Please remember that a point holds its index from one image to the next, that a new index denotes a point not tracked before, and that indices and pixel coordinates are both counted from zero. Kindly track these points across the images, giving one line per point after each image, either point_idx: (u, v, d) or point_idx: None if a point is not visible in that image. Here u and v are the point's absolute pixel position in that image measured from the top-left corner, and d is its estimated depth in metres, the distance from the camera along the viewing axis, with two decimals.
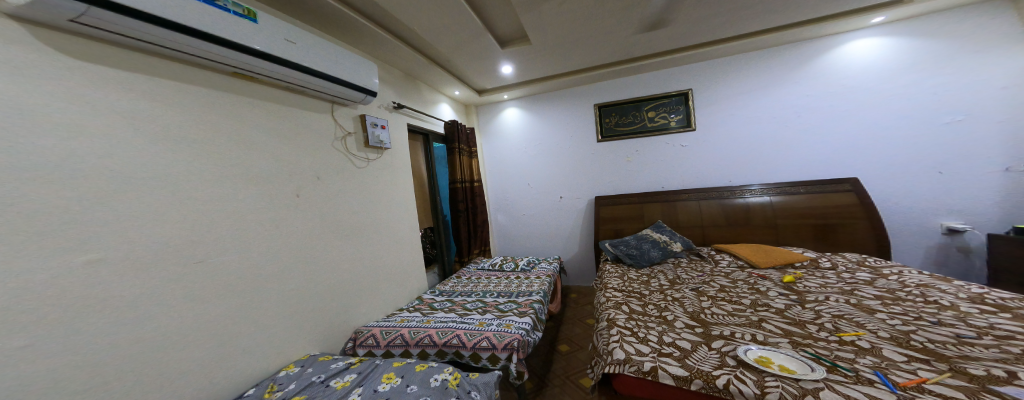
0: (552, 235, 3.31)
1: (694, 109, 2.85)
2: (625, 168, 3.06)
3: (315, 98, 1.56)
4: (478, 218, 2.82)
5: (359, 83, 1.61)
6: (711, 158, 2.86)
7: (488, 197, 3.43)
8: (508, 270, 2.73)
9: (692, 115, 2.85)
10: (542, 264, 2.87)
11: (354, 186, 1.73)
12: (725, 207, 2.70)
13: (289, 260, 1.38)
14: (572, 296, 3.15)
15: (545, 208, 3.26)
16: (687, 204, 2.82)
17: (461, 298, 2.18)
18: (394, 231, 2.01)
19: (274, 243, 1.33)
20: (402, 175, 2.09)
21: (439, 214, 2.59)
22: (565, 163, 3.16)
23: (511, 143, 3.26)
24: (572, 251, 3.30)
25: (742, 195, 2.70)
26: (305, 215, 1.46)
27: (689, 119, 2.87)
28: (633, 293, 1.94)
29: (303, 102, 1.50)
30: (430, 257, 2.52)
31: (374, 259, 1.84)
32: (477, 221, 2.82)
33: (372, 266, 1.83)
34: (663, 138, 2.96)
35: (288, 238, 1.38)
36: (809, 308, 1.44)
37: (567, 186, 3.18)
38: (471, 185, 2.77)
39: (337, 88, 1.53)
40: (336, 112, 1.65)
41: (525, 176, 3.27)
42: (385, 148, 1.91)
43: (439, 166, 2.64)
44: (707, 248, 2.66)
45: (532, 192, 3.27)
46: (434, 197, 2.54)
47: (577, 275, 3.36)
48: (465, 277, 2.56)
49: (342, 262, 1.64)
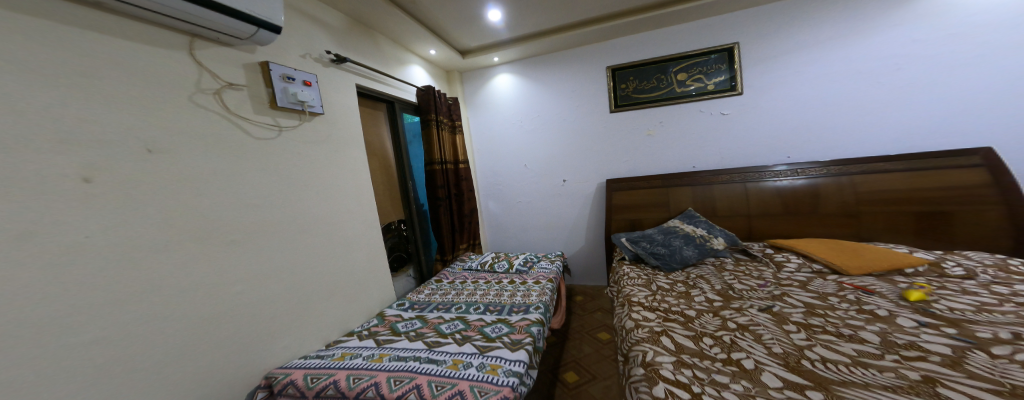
0: (556, 229, 2.74)
1: (743, 67, 2.15)
2: (647, 146, 2.41)
3: (144, 21, 0.84)
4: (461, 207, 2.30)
5: (241, 8, 0.92)
6: (761, 128, 2.17)
7: (477, 182, 2.85)
8: (500, 272, 2.20)
9: (739, 76, 2.15)
10: (541, 262, 2.33)
11: (281, 166, 1.18)
12: (783, 191, 2.03)
13: (137, 297, 0.81)
14: (577, 299, 2.63)
15: (545, 197, 2.69)
16: (728, 186, 2.16)
17: (435, 315, 1.66)
18: (340, 229, 1.47)
19: (97, 271, 0.75)
20: (352, 154, 1.54)
21: (411, 204, 2.04)
22: (570, 140, 2.55)
23: (503, 117, 2.63)
24: (577, 246, 2.75)
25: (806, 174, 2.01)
26: (186, 214, 0.90)
27: (734, 79, 2.17)
28: (672, 315, 1.36)
29: (116, 27, 0.79)
30: (398, 257, 1.98)
31: (305, 274, 1.29)
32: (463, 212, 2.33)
33: (303, 284, 1.28)
34: (697, 105, 2.28)
35: (141, 256, 0.82)
36: (1005, 362, 0.84)
37: (574, 170, 2.58)
38: (450, 166, 2.24)
39: (182, 6, 0.82)
40: (198, 51, 0.93)
41: (519, 157, 2.67)
42: (311, 110, 1.29)
43: (410, 143, 2.07)
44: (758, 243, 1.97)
45: (530, 178, 2.69)
46: (405, 181, 1.99)
47: (582, 273, 2.82)
48: (446, 282, 2.04)
49: (248, 286, 1.06)
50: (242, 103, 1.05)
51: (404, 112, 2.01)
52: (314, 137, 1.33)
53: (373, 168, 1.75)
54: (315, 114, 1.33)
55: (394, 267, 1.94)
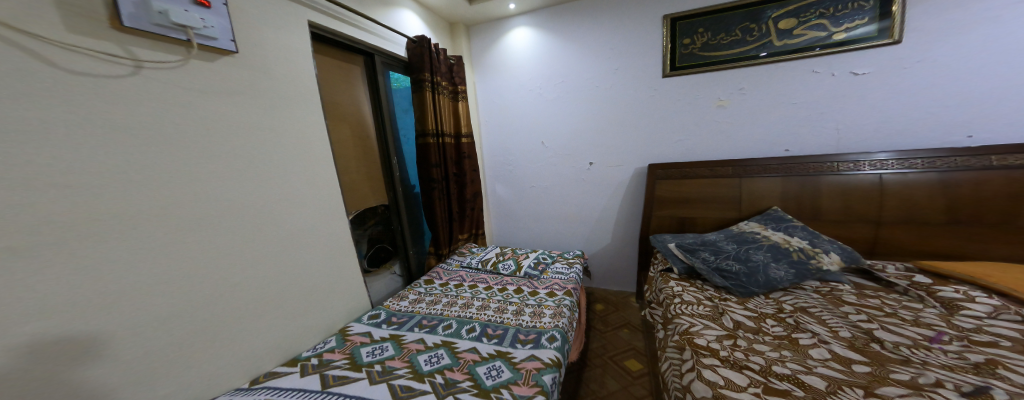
0: (579, 224, 2.24)
1: (906, 6, 1.31)
2: (715, 121, 1.69)
3: None
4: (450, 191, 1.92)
5: None
6: (916, 98, 1.35)
7: (484, 163, 2.35)
8: (505, 274, 1.88)
9: (896, 25, 1.32)
10: (550, 261, 1.97)
11: (156, 121, 0.75)
12: (944, 191, 1.23)
13: None
14: (596, 309, 2.22)
15: (567, 184, 2.17)
16: (855, 178, 1.36)
17: (415, 338, 1.27)
18: (282, 219, 1.05)
19: None
20: (301, 116, 1.10)
21: (395, 186, 1.62)
22: (602, 113, 1.95)
23: (518, 82, 2.10)
24: (600, 246, 2.27)
25: (997, 162, 1.20)
26: None
27: (888, 19, 1.33)
28: (778, 383, 0.82)
29: None
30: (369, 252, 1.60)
31: (215, 288, 0.87)
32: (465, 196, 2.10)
33: (209, 303, 0.86)
34: (809, 62, 1.47)
35: None
36: None
37: (608, 154, 2.00)
38: (445, 139, 1.82)
39: None
40: None
41: (536, 133, 2.14)
42: (211, 45, 0.84)
43: (395, 111, 1.61)
44: (895, 264, 1.26)
45: (549, 159, 2.16)
46: (392, 157, 1.57)
47: (603, 273, 2.39)
48: (438, 284, 1.74)
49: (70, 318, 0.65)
50: (36, 10, 0.60)
51: (383, 69, 1.52)
52: (225, 84, 0.89)
53: (338, 139, 1.29)
54: (222, 52, 0.88)
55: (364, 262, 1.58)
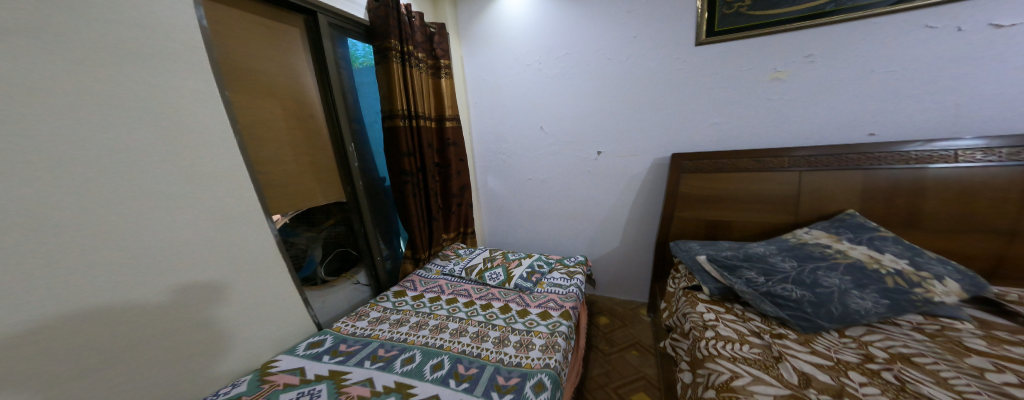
0: (584, 224, 1.90)
1: None
2: (767, 100, 1.31)
3: None
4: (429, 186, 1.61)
5: None
6: None
7: (474, 151, 2.02)
8: (491, 285, 1.57)
9: None
10: (546, 270, 1.64)
11: None
12: None
13: None
14: (600, 322, 1.89)
15: (571, 178, 1.82)
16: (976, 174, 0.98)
17: (362, 377, 0.97)
18: (155, 228, 0.76)
19: None
20: (184, 85, 0.80)
21: (357, 181, 1.32)
22: (616, 92, 1.58)
23: (514, 56, 1.75)
24: (606, 250, 1.93)
25: None
26: None
27: None
28: None
29: None
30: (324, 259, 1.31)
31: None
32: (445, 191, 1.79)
33: None
34: (905, 18, 1.09)
35: None
36: None
37: (620, 142, 1.64)
38: (422, 123, 1.50)
39: None
40: None
41: (534, 116, 1.80)
42: None
43: (350, 87, 1.29)
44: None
45: (549, 149, 1.82)
46: (349, 143, 1.27)
47: (610, 281, 2.06)
48: (409, 298, 1.45)
49: None
50: None
51: (331, 32, 1.19)
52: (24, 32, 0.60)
53: (260, 119, 0.99)
54: None
55: (319, 271, 1.30)
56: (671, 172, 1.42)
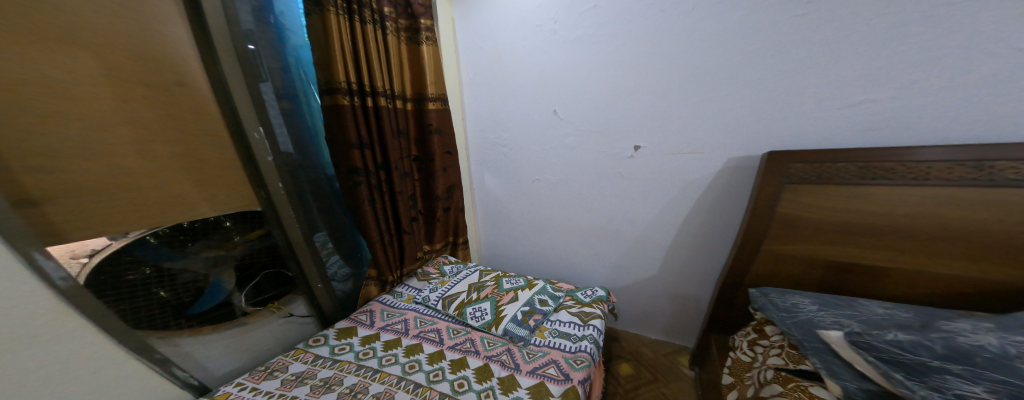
0: (610, 243, 1.41)
1: None
2: (954, 63, 0.77)
3: None
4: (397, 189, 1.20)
5: None
6: None
7: (469, 141, 1.60)
8: (472, 326, 1.14)
9: None
10: (549, 309, 1.18)
11: None
12: None
13: None
14: (622, 373, 1.39)
15: (593, 181, 1.33)
16: None
17: None
18: None
19: None
20: None
21: (275, 182, 0.93)
22: (664, 56, 1.07)
23: (518, 16, 1.29)
24: (637, 277, 1.43)
25: None
26: None
27: None
28: None
29: None
30: (241, 283, 0.92)
31: None
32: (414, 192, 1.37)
33: None
34: None
35: None
36: None
37: (669, 130, 1.13)
38: (383, 102, 1.10)
39: None
40: None
41: (543, 97, 1.33)
42: None
43: (262, 48, 0.89)
44: None
45: (562, 140, 1.34)
46: (256, 125, 0.88)
47: (640, 316, 1.55)
48: (357, 339, 1.04)
49: None
50: None
51: None
52: None
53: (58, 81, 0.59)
54: None
55: (236, 298, 0.92)
56: (763, 175, 0.89)
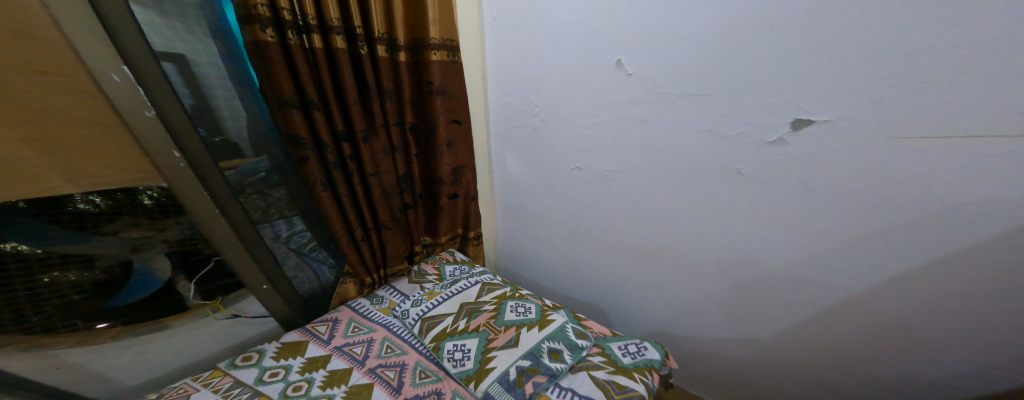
0: (683, 272, 0.92)
1: None
2: None
3: None
4: (370, 171, 0.85)
5: None
6: None
7: (489, 109, 1.19)
8: (445, 374, 0.82)
9: None
10: (561, 369, 0.78)
11: None
12: None
13: None
14: None
15: (669, 176, 0.83)
16: None
17: None
18: None
19: None
20: None
21: (167, 152, 0.65)
22: None
23: None
24: (723, 328, 0.93)
25: None
26: None
27: None
28: None
29: None
30: (188, 269, 0.75)
31: None
32: (406, 172, 1.04)
33: None
34: None
35: None
36: None
37: (856, 89, 0.57)
38: (342, 42, 0.74)
39: None
40: None
41: (593, 41, 0.83)
42: None
43: None
44: None
45: (620, 112, 0.85)
46: (117, 62, 0.58)
47: (713, 382, 1.04)
48: (297, 361, 0.80)
49: None
50: None
51: None
52: None
53: None
54: None
55: (183, 286, 0.76)
56: None
